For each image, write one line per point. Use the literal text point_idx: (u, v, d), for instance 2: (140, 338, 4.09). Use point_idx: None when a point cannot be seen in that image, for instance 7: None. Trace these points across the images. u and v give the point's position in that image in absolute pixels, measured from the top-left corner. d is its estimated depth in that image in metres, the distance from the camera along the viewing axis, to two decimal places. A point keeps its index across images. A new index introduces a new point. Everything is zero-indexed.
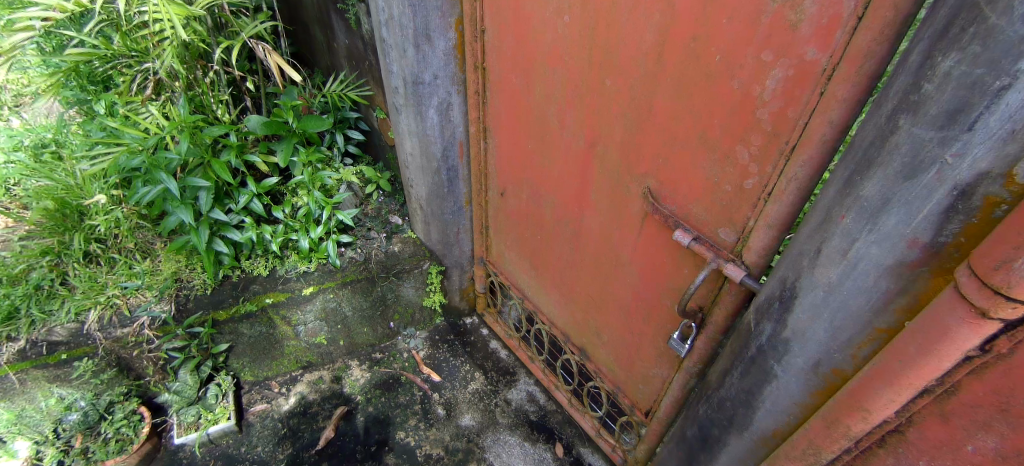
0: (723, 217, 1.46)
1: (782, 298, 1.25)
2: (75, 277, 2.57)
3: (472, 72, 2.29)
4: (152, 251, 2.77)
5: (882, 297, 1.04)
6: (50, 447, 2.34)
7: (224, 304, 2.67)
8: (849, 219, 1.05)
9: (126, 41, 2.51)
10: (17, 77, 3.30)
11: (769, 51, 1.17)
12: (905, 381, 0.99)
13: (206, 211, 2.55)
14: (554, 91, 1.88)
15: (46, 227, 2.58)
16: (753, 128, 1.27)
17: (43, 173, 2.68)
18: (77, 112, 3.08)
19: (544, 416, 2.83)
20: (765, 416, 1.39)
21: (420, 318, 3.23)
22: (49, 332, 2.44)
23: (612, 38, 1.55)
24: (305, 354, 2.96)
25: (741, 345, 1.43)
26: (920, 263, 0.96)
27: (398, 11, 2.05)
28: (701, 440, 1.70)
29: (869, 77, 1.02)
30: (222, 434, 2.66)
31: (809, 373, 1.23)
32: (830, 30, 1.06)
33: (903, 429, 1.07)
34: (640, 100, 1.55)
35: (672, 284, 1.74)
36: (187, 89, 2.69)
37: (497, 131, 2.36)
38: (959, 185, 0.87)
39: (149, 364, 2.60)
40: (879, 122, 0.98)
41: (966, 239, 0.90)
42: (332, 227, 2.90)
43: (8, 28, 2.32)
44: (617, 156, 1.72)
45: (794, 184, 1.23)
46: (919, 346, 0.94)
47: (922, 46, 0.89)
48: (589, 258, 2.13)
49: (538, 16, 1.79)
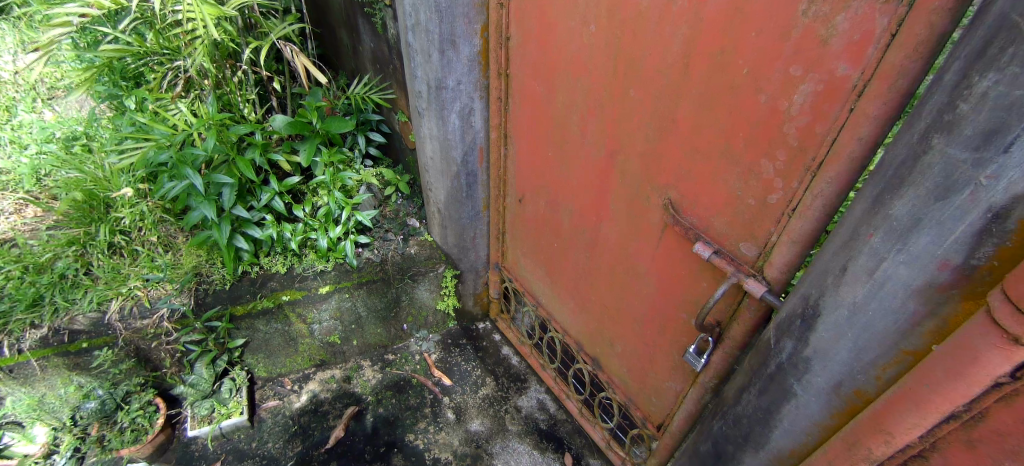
0: (745, 231, 1.45)
1: (805, 316, 1.23)
2: (98, 268, 2.62)
3: (495, 79, 2.30)
4: (174, 244, 2.81)
5: (909, 319, 1.02)
6: (68, 433, 2.43)
7: (242, 299, 2.71)
8: (877, 238, 1.04)
9: (158, 39, 2.57)
10: (53, 71, 3.42)
11: (798, 66, 1.17)
12: (930, 406, 0.97)
13: (228, 208, 2.60)
14: (577, 100, 1.90)
15: (73, 219, 2.66)
16: (779, 143, 1.27)
17: (74, 166, 2.78)
18: (108, 107, 3.18)
19: (554, 424, 2.82)
20: (782, 435, 1.37)
21: (433, 321, 3.24)
22: (71, 321, 2.48)
23: (638, 49, 1.56)
24: (318, 352, 2.99)
25: (759, 363, 1.41)
26: (950, 285, 0.95)
27: (424, 17, 2.08)
28: (715, 456, 1.68)
29: (902, 94, 1.01)
30: (234, 428, 2.70)
31: (830, 394, 1.21)
32: (863, 46, 1.05)
33: (927, 455, 1.04)
34: (663, 112, 1.55)
35: (690, 297, 1.73)
36: (216, 87, 2.75)
37: (517, 138, 2.37)
38: (994, 207, 0.86)
39: (166, 356, 2.62)
40: (911, 141, 0.97)
41: (999, 263, 0.88)
42: (351, 228, 2.93)
43: (48, 24, 2.42)
44: (638, 166, 1.73)
45: (819, 200, 1.22)
46: (947, 370, 0.93)
47: (957, 65, 0.89)
48: (606, 268, 2.12)
49: (563, 24, 1.81)
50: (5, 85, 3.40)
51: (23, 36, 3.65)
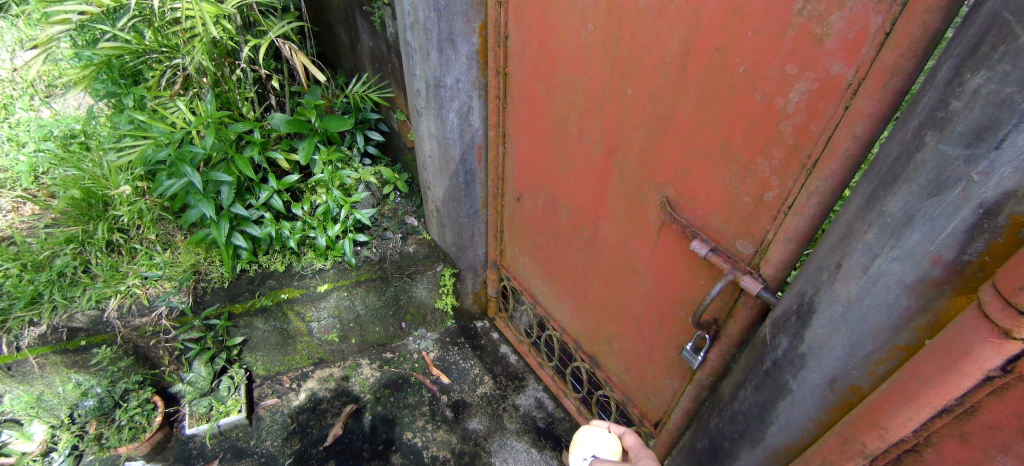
0: (741, 229, 1.46)
1: (800, 312, 1.24)
2: (97, 266, 2.62)
3: (493, 77, 2.31)
4: (173, 243, 2.82)
5: (902, 314, 1.03)
6: (65, 431, 2.45)
7: (241, 297, 2.71)
8: (871, 234, 1.05)
9: (157, 36, 2.57)
10: (51, 68, 3.42)
11: (794, 64, 1.18)
12: (924, 400, 0.98)
13: (227, 206, 2.60)
14: (575, 98, 1.90)
15: (71, 216, 2.66)
16: (775, 141, 1.28)
17: (72, 164, 2.77)
18: (106, 105, 3.18)
19: (552, 423, 2.82)
20: (778, 431, 1.38)
21: (431, 320, 3.25)
22: (70, 318, 2.46)
23: (636, 47, 1.56)
24: (316, 350, 3.00)
25: (755, 359, 1.42)
26: (942, 281, 0.96)
27: (423, 15, 2.09)
28: (711, 452, 1.69)
29: (896, 92, 1.02)
30: (232, 426, 2.70)
31: (825, 389, 1.22)
32: (857, 45, 1.06)
33: (920, 449, 1.05)
34: (661, 111, 1.56)
35: (687, 295, 1.74)
36: (215, 85, 2.75)
37: (516, 137, 2.38)
38: (985, 203, 0.87)
39: (165, 353, 2.64)
40: (905, 138, 0.98)
41: (991, 258, 0.89)
42: (350, 226, 2.93)
43: (46, 21, 2.41)
44: (636, 165, 1.73)
45: (814, 198, 1.23)
46: (939, 364, 0.94)
47: (950, 63, 0.90)
48: (604, 266, 2.13)
49: (561, 23, 1.82)
50: (3, 83, 3.40)
51: (21, 34, 3.65)
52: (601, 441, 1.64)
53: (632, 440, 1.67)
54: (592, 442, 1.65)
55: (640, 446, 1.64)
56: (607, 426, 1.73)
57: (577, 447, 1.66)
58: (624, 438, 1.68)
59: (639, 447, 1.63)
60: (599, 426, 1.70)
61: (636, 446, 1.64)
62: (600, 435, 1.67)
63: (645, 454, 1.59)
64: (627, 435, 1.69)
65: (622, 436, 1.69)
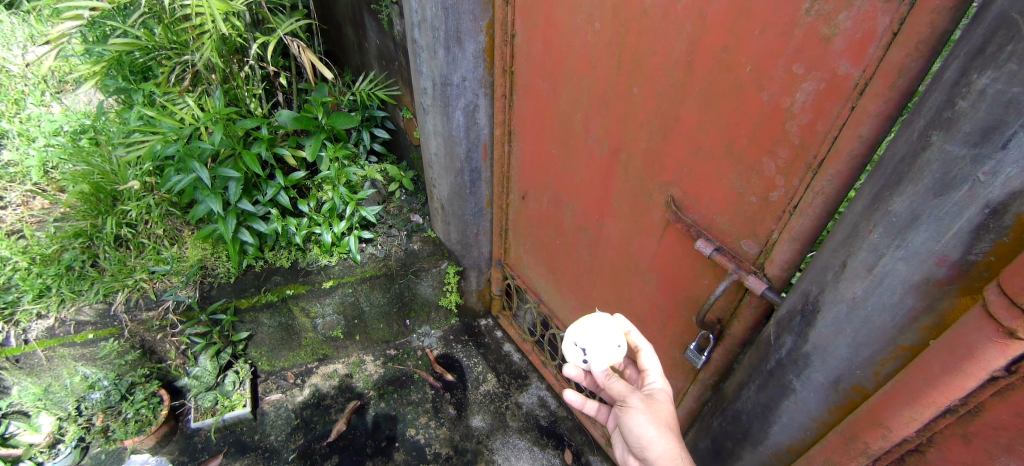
0: (746, 229, 1.46)
1: (804, 312, 1.24)
2: (105, 260, 2.66)
3: (500, 76, 2.33)
4: (180, 238, 2.84)
5: (907, 314, 1.03)
6: (73, 423, 2.45)
7: (247, 291, 2.72)
8: (876, 234, 1.05)
9: (167, 33, 2.62)
10: (61, 64, 3.47)
11: (801, 64, 1.18)
12: (927, 399, 0.98)
13: (234, 201, 2.61)
14: (581, 97, 1.91)
15: (80, 211, 2.69)
16: (781, 141, 1.28)
17: (81, 158, 2.81)
18: (115, 101, 3.22)
19: (555, 421, 2.83)
20: (781, 431, 1.39)
21: (435, 318, 3.27)
22: (77, 312, 2.52)
23: (642, 46, 1.57)
24: (321, 347, 3.02)
25: (759, 358, 1.42)
26: (948, 281, 0.96)
27: (431, 13, 2.09)
28: (715, 452, 1.69)
29: (902, 93, 1.03)
30: (237, 421, 2.72)
31: (829, 389, 1.22)
32: (864, 45, 1.07)
33: (924, 450, 1.05)
34: (667, 110, 1.56)
35: (691, 294, 1.74)
36: (223, 82, 2.78)
37: (522, 135, 2.39)
38: (990, 204, 0.88)
39: (171, 347, 2.66)
40: (910, 138, 0.98)
41: (996, 259, 0.89)
42: (355, 223, 2.96)
43: (59, 17, 2.42)
44: (641, 164, 1.74)
45: (819, 198, 1.24)
46: (943, 365, 0.94)
47: (956, 63, 0.90)
48: (608, 264, 2.14)
49: (568, 22, 1.82)
50: (13, 78, 3.45)
51: (32, 30, 3.71)
52: (599, 351, 1.57)
53: (650, 360, 1.58)
54: (590, 346, 1.59)
55: (655, 370, 1.56)
56: (619, 339, 1.58)
57: (575, 335, 1.65)
58: (643, 354, 1.59)
59: (653, 369, 1.56)
60: (610, 331, 1.60)
61: (650, 368, 1.56)
62: (605, 345, 1.58)
63: (655, 381, 1.54)
64: (647, 352, 1.60)
65: (641, 349, 1.61)
